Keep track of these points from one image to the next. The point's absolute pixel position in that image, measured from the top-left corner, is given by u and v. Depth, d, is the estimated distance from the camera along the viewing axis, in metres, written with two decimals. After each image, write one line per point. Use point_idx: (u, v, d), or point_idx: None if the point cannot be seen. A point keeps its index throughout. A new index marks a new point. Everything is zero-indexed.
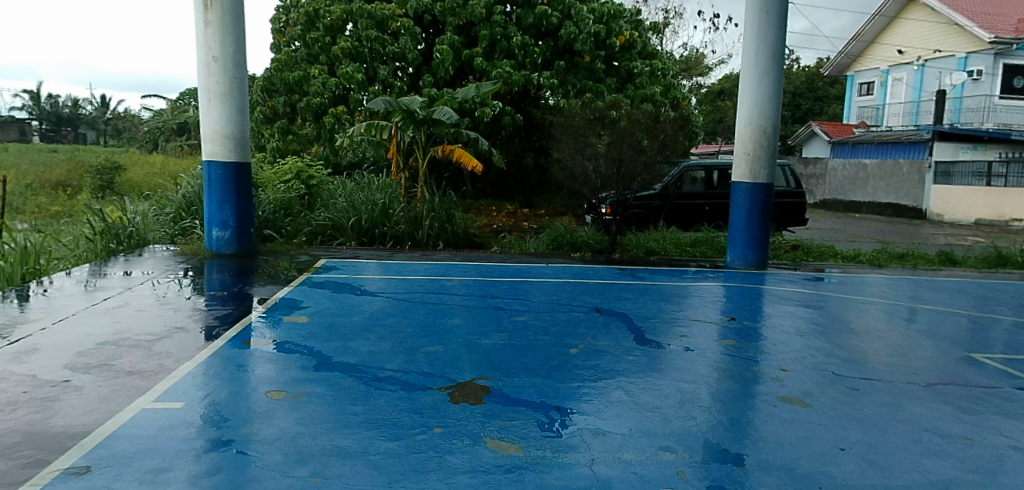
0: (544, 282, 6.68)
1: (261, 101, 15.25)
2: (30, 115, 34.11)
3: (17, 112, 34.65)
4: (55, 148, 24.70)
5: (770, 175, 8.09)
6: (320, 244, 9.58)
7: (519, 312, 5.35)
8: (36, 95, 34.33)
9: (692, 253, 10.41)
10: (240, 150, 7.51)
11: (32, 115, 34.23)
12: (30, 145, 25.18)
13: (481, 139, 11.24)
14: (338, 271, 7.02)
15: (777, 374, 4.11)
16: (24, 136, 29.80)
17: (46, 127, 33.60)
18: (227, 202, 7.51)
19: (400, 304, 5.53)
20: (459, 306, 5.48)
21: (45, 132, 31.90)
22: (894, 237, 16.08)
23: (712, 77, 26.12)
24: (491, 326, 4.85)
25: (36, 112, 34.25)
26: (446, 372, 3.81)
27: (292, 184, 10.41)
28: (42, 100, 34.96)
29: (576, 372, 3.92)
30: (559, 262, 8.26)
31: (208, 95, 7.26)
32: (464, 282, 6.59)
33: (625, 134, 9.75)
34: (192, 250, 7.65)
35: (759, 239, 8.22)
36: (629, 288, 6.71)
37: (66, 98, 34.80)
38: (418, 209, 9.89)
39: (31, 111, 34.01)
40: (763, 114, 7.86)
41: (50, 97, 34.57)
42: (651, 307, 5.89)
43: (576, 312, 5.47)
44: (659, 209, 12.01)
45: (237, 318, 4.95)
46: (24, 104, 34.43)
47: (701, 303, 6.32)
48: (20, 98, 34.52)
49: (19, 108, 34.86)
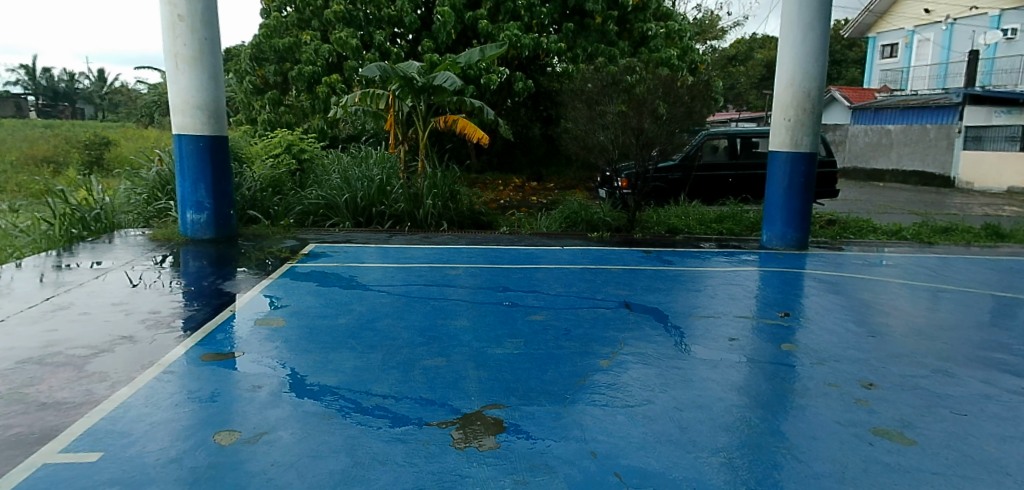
0: (561, 270, 5.86)
1: (251, 70, 14.29)
2: (27, 90, 33.21)
3: (12, 87, 33.65)
4: (48, 123, 23.90)
5: (813, 143, 7.17)
6: (312, 224, 8.76)
7: (535, 310, 4.53)
8: (33, 71, 33.48)
9: (717, 229, 9.56)
10: (216, 122, 6.64)
11: (28, 91, 33.40)
12: (23, 121, 24.29)
13: (486, 108, 10.32)
14: (327, 258, 6.21)
15: (862, 392, 3.26)
16: (20, 112, 29.05)
17: (41, 102, 32.66)
18: (202, 180, 6.66)
19: (397, 300, 4.72)
20: (465, 303, 4.67)
21: (42, 107, 31.32)
22: (925, 208, 15.11)
23: (727, 39, 24.83)
24: (503, 330, 4.04)
25: (33, 87, 33.46)
26: (448, 398, 3.01)
27: (282, 159, 9.64)
28: (38, 76, 34.09)
29: (612, 395, 3.13)
30: (574, 244, 7.43)
31: (175, 59, 6.36)
32: (471, 270, 5.77)
33: (646, 99, 8.86)
34: (166, 235, 6.84)
35: (801, 215, 7.34)
36: (656, 275, 5.87)
37: (62, 71, 33.70)
38: (418, 185, 9.06)
39: (27, 86, 32.97)
40: (806, 75, 6.94)
41: (46, 71, 33.43)
42: (688, 300, 5.06)
43: (602, 309, 4.65)
44: (681, 182, 11.09)
45: (200, 320, 4.17)
46: (21, 80, 33.59)
47: (743, 292, 5.49)
48: (15, 73, 33.73)
49: (14, 83, 34.00)
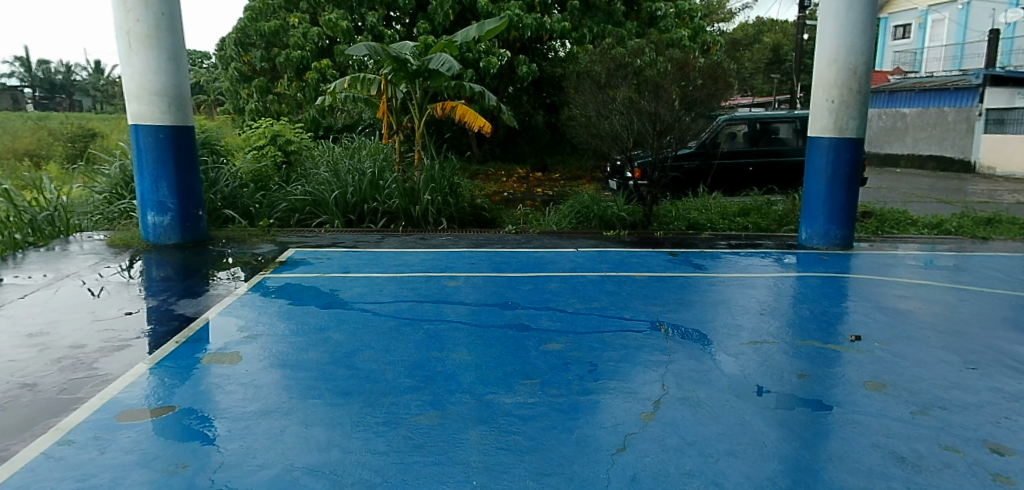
0: (578, 279, 5.03)
1: (236, 56, 13.33)
2: (25, 83, 32.24)
3: (8, 80, 32.50)
4: (45, 116, 23.06)
5: (860, 127, 6.31)
6: (297, 224, 7.92)
7: (551, 336, 3.71)
8: (29, 63, 32.50)
9: (741, 224, 8.75)
10: (179, 109, 5.80)
11: (27, 84, 32.57)
12: (18, 113, 23.45)
13: (488, 93, 9.42)
14: (305, 267, 5.36)
15: (996, 464, 2.43)
16: (18, 104, 28.29)
17: (40, 94, 31.74)
18: (164, 178, 5.82)
19: (382, 322, 3.90)
20: (466, 327, 3.85)
21: (40, 100, 30.61)
22: (953, 196, 14.24)
23: (735, 21, 23.91)
24: (512, 368, 3.21)
25: (31, 80, 32.53)
26: (442, 483, 2.19)
27: (265, 151, 8.82)
28: (35, 68, 33.15)
29: (662, 472, 2.31)
30: (589, 245, 6.58)
31: (129, 38, 5.51)
32: (473, 281, 4.94)
33: (667, 80, 7.96)
34: (125, 240, 5.98)
35: (846, 210, 6.49)
36: (687, 285, 5.04)
37: (60, 62, 32.60)
38: (414, 179, 8.24)
39: (24, 78, 31.69)
40: (853, 48, 6.07)
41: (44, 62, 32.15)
42: (732, 317, 4.25)
43: (632, 333, 3.81)
44: (699, 172, 10.24)
45: (135, 353, 3.32)
46: (17, 72, 32.53)
47: (793, 304, 4.65)
48: (12, 66, 32.74)
49: (10, 76, 33.08)
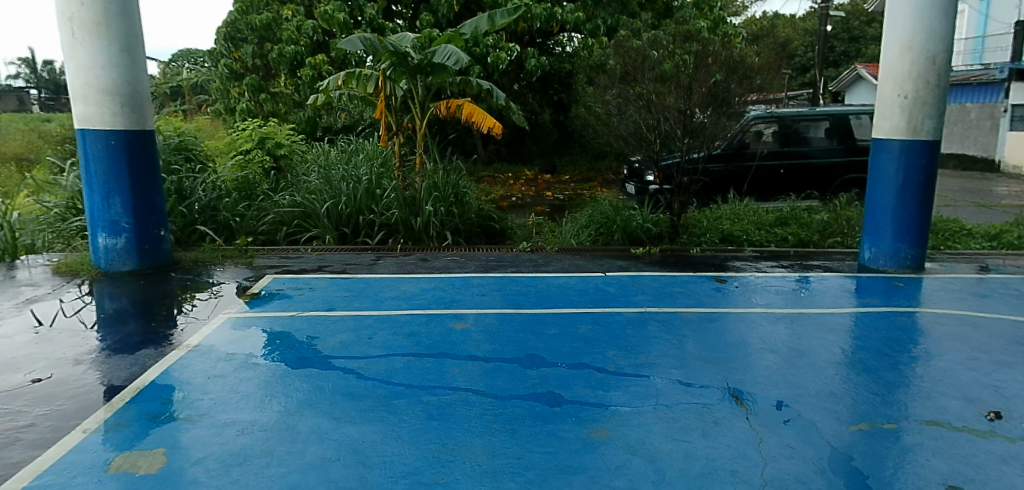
0: (613, 321, 4.10)
1: (226, 52, 12.43)
2: (28, 84, 31.03)
3: (10, 80, 31.47)
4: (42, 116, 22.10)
5: (938, 127, 5.36)
6: (285, 239, 7.02)
7: (591, 417, 2.79)
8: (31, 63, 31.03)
9: (780, 235, 7.82)
10: (134, 110, 4.87)
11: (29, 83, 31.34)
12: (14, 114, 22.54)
13: (497, 89, 8.47)
14: (282, 301, 4.45)
15: None
16: (21, 105, 27.31)
17: (45, 95, 30.74)
18: (116, 192, 4.91)
19: (369, 394, 2.99)
20: (481, 400, 2.94)
21: (43, 100, 29.52)
22: (988, 199, 13.33)
23: (750, 14, 23.00)
24: (542, 480, 2.28)
25: (35, 81, 30.98)
26: None
27: (251, 156, 7.95)
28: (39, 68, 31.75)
29: None
30: (617, 267, 5.67)
31: (71, 26, 4.60)
32: (485, 323, 4.02)
33: (698, 74, 7.00)
34: (74, 265, 5.11)
35: (919, 225, 5.55)
36: (747, 327, 4.13)
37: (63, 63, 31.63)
38: (417, 187, 7.32)
39: (28, 79, 30.92)
40: (932, 34, 5.14)
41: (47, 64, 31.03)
42: (817, 379, 3.33)
43: (698, 410, 2.89)
44: (728, 176, 9.29)
45: (16, 456, 2.42)
46: (18, 72, 31.14)
47: (886, 355, 3.71)
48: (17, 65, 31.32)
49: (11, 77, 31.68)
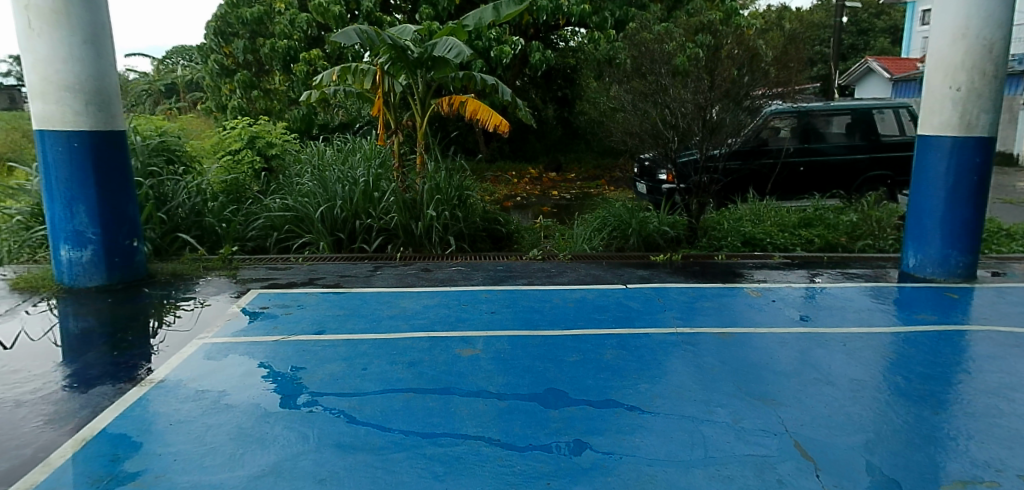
0: (640, 345, 3.61)
1: (216, 47, 11.61)
2: (21, 82, 30.49)
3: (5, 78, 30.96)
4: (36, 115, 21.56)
5: (993, 122, 4.84)
6: (276, 246, 6.53)
7: (629, 477, 2.29)
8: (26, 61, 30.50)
9: (806, 237, 7.31)
10: (100, 108, 4.37)
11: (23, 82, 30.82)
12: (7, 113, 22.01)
13: (502, 84, 7.94)
14: (267, 322, 3.96)
15: None
16: (13, 104, 26.72)
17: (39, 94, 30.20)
18: (81, 201, 4.42)
19: (360, 446, 2.49)
20: (495, 454, 2.44)
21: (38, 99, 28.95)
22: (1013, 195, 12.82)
23: (759, 6, 22.40)
24: None
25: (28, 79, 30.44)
26: None
27: (240, 157, 7.33)
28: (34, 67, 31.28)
29: None
30: (637, 277, 5.16)
31: (27, 15, 4.11)
32: (497, 349, 3.53)
33: (721, 66, 6.48)
34: (38, 279, 4.64)
35: (970, 230, 5.04)
36: (795, 351, 3.63)
37: None
38: (417, 189, 6.80)
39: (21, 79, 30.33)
40: (989, 19, 4.62)
41: None
42: (890, 417, 2.83)
43: (756, 466, 2.39)
44: (746, 174, 8.78)
45: None
46: (13, 71, 30.61)
47: (961, 386, 3.20)
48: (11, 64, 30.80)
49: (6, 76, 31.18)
